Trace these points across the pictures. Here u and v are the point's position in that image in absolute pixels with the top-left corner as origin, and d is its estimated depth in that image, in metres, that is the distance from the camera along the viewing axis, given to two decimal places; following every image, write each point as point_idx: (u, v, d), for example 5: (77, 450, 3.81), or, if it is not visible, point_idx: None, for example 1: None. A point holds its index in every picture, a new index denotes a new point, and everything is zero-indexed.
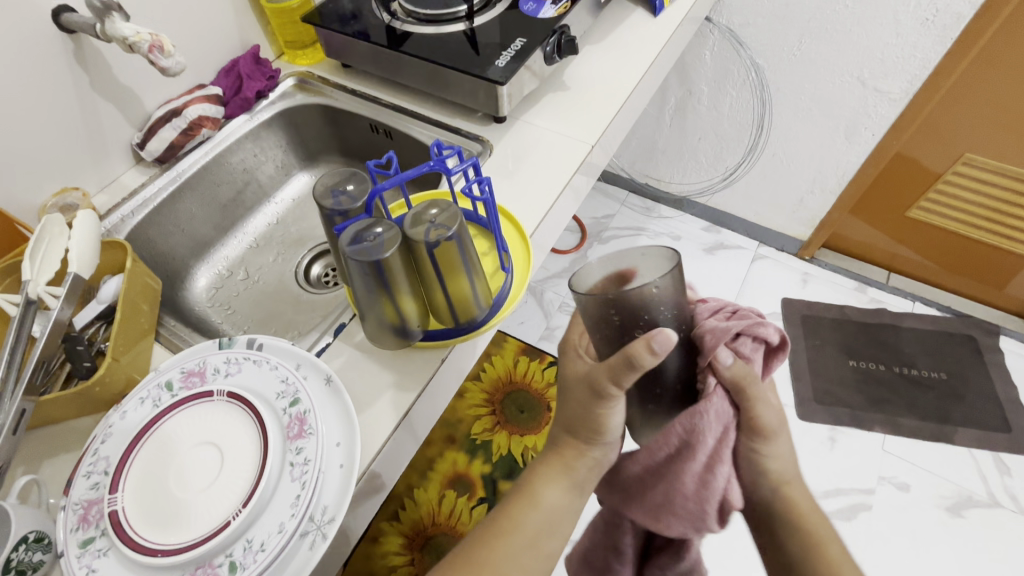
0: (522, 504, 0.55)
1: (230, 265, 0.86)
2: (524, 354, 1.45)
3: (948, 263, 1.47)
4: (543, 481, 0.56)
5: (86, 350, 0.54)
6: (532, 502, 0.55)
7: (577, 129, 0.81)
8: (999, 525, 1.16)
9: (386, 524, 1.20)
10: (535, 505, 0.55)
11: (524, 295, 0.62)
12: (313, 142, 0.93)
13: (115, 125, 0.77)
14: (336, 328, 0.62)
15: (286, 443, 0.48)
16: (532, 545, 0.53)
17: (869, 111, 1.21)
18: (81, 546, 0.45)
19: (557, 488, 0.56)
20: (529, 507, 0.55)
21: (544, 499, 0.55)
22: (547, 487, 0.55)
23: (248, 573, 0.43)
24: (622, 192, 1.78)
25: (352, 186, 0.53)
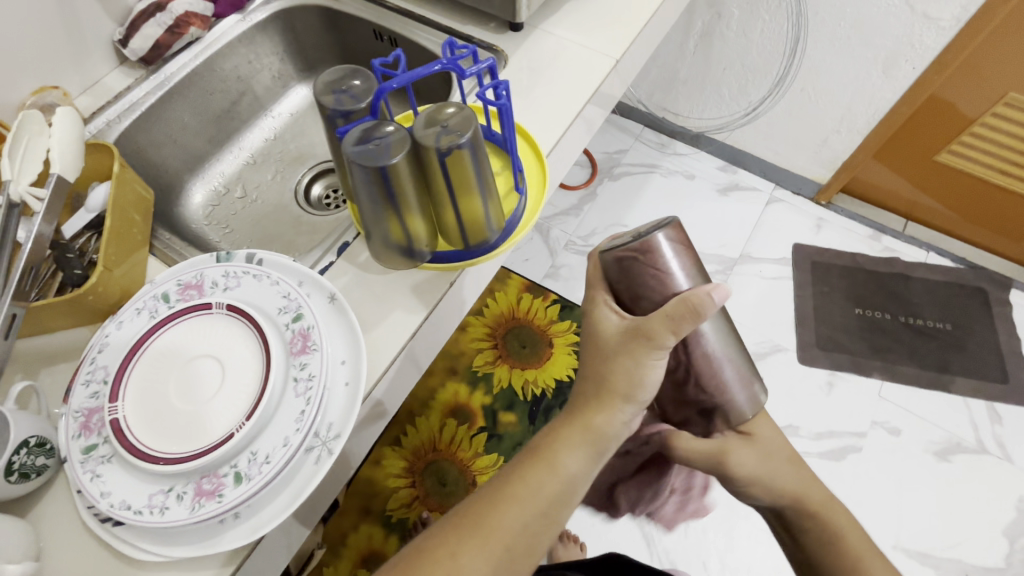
0: (540, 474, 0.48)
1: (226, 181, 0.81)
2: (528, 291, 1.43)
3: (969, 213, 1.42)
4: (562, 446, 0.49)
5: (77, 258, 0.52)
6: (550, 469, 0.48)
7: (600, 42, 0.74)
8: (983, 470, 1.20)
9: (388, 449, 1.24)
10: (554, 475, 0.48)
11: (537, 219, 0.59)
12: (312, 52, 0.85)
13: (94, 18, 0.71)
14: (339, 247, 0.59)
15: (289, 359, 0.47)
16: (546, 515, 0.47)
17: (913, 41, 1.12)
18: (84, 452, 0.44)
19: (580, 454, 0.49)
20: (550, 480, 0.47)
21: (562, 466, 0.48)
22: (567, 452, 0.48)
23: (253, 484, 0.42)
24: (637, 127, 1.69)
25: (356, 83, 0.48)
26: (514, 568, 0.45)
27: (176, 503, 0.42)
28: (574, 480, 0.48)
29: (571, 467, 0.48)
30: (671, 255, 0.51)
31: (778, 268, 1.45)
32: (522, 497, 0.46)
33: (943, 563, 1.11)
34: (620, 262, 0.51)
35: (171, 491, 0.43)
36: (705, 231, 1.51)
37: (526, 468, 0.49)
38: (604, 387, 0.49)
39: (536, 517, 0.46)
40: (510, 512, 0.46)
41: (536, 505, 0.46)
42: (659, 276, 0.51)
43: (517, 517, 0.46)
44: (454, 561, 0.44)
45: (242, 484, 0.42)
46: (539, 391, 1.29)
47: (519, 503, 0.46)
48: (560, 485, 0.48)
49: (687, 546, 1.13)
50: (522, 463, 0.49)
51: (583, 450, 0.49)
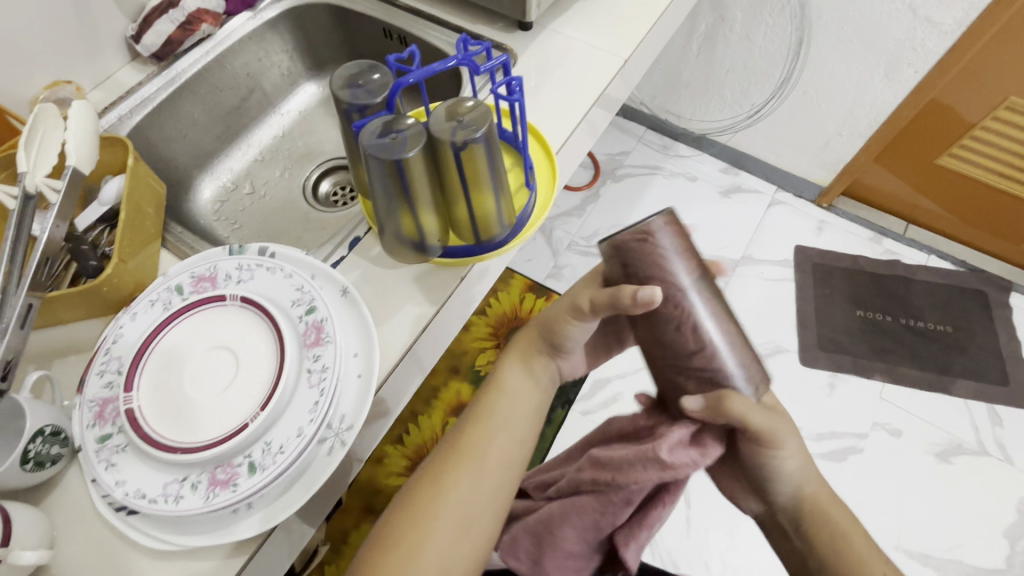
0: (496, 397, 0.59)
1: (235, 177, 0.82)
2: (530, 291, 1.43)
3: (970, 217, 1.43)
4: (506, 378, 0.60)
5: (91, 250, 0.53)
6: (501, 394, 0.59)
7: (608, 42, 0.75)
8: (984, 471, 1.20)
9: (390, 447, 1.24)
10: (504, 394, 0.59)
11: (547, 215, 0.59)
12: (322, 51, 0.86)
13: (107, 15, 0.72)
14: (350, 242, 0.59)
15: (303, 350, 0.47)
16: (509, 432, 0.57)
17: (916, 45, 1.13)
18: (99, 441, 0.44)
19: (518, 371, 0.61)
20: (504, 404, 0.58)
21: (507, 385, 0.60)
22: (509, 381, 0.60)
23: (267, 473, 0.42)
24: (640, 128, 1.70)
25: (372, 78, 0.48)
26: (492, 479, 0.54)
27: (191, 493, 0.42)
28: (519, 397, 0.59)
29: (517, 386, 0.60)
30: (672, 246, 0.48)
31: (780, 270, 1.46)
32: (485, 420, 0.57)
33: (944, 564, 1.12)
34: (616, 252, 0.49)
35: (186, 480, 0.43)
36: (707, 233, 1.52)
37: (482, 396, 0.60)
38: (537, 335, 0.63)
39: (499, 432, 0.56)
40: (477, 432, 0.56)
41: (497, 421, 0.57)
42: (658, 265, 0.48)
43: (482, 435, 0.56)
44: (440, 484, 0.53)
45: (257, 473, 0.43)
46: None
47: (483, 427, 0.56)
48: (510, 401, 0.59)
49: (689, 545, 1.13)
50: (481, 398, 0.60)
51: (520, 371, 0.61)
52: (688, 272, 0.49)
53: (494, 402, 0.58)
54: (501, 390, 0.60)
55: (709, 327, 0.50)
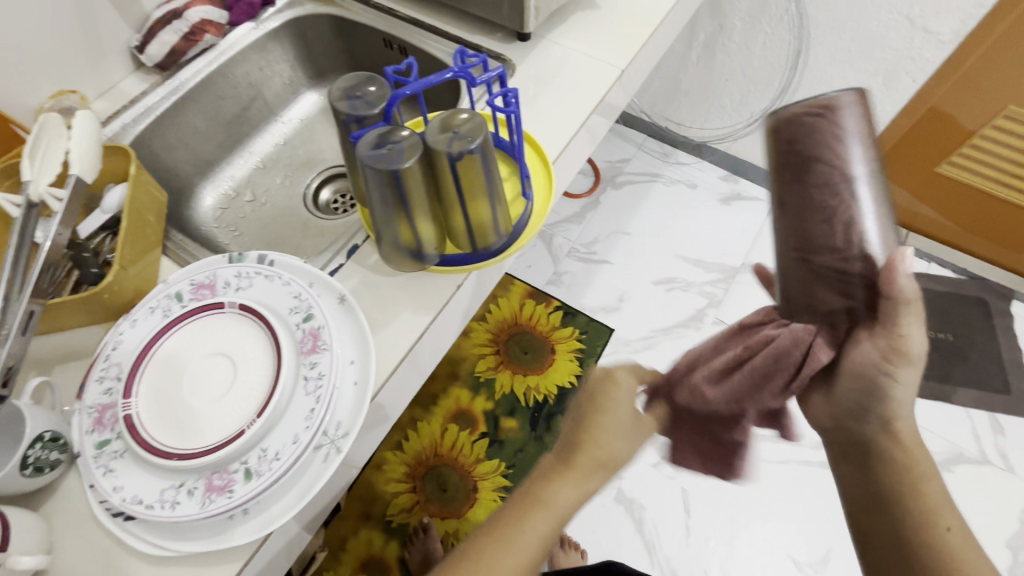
0: (539, 513, 0.51)
1: (236, 185, 0.83)
2: (531, 297, 1.44)
3: (970, 225, 1.42)
4: (552, 485, 0.53)
5: (92, 257, 0.54)
6: (542, 506, 0.52)
7: (606, 53, 0.75)
8: (986, 480, 1.19)
9: (389, 453, 1.24)
10: (548, 510, 0.52)
11: (543, 224, 0.60)
12: (323, 60, 0.87)
13: (112, 25, 0.73)
14: (348, 249, 0.60)
15: (299, 358, 0.48)
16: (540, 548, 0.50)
17: (913, 54, 1.14)
18: (97, 447, 0.45)
19: (569, 489, 0.53)
20: (544, 516, 0.51)
21: (553, 499, 0.53)
22: (558, 489, 0.53)
23: (263, 480, 0.43)
24: (640, 136, 1.71)
25: (370, 89, 0.49)
26: None
27: (187, 498, 0.43)
28: (565, 511, 0.53)
29: (564, 503, 0.53)
30: (853, 126, 0.44)
31: None
32: (516, 532, 0.50)
33: None
34: (784, 122, 0.45)
35: (182, 486, 0.43)
36: (707, 240, 1.52)
37: (522, 508, 0.52)
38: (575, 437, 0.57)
39: (532, 548, 0.49)
40: (506, 547, 0.48)
41: (533, 538, 0.50)
42: (832, 144, 0.44)
43: (512, 556, 0.48)
44: None
45: (252, 480, 0.43)
46: (542, 398, 1.29)
47: (513, 539, 0.49)
48: (553, 518, 0.52)
49: (689, 554, 1.12)
50: (517, 504, 0.53)
51: (570, 488, 0.53)
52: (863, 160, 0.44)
53: (534, 510, 0.52)
54: (542, 500, 0.53)
55: (858, 213, 0.44)
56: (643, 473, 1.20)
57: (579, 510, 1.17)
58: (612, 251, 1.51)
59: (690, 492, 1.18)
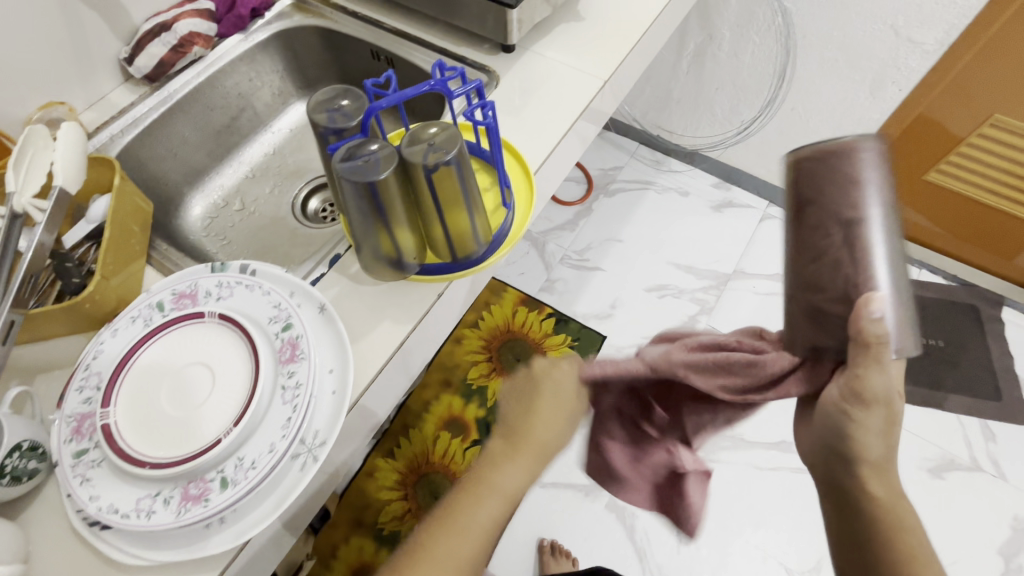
0: (485, 497, 0.53)
1: (225, 194, 0.83)
2: (523, 304, 1.44)
3: (960, 231, 1.42)
4: (495, 469, 0.55)
5: (76, 267, 0.54)
6: (486, 487, 0.54)
7: (590, 64, 0.77)
8: (978, 487, 1.19)
9: (381, 460, 1.24)
10: (495, 496, 0.53)
11: (524, 234, 0.60)
12: (312, 71, 0.88)
13: (102, 38, 0.74)
14: (331, 259, 0.60)
15: (278, 367, 0.48)
16: (482, 529, 0.51)
17: (899, 63, 1.15)
18: (75, 456, 0.45)
19: (513, 475, 0.55)
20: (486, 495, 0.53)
21: (499, 484, 0.54)
22: (500, 472, 0.55)
23: (239, 489, 0.43)
24: (633, 144, 1.72)
25: (347, 102, 0.50)
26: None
27: (163, 508, 0.43)
28: (514, 497, 0.54)
29: (508, 484, 0.54)
30: (870, 170, 0.49)
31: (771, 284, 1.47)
32: (455, 518, 0.51)
33: None
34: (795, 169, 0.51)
35: (158, 495, 0.44)
36: (699, 247, 1.53)
37: (469, 494, 0.53)
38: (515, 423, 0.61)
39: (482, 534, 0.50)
40: (458, 536, 0.49)
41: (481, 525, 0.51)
42: (846, 186, 0.48)
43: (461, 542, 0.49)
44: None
45: (228, 488, 0.43)
46: None
47: (453, 524, 0.50)
48: (501, 503, 0.53)
49: (680, 562, 1.12)
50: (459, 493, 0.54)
51: (514, 473, 0.55)
52: (876, 202, 0.48)
53: (475, 494, 0.53)
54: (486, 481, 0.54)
55: (864, 258, 0.48)
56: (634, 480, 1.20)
57: (570, 518, 1.17)
58: (604, 258, 1.52)
59: None
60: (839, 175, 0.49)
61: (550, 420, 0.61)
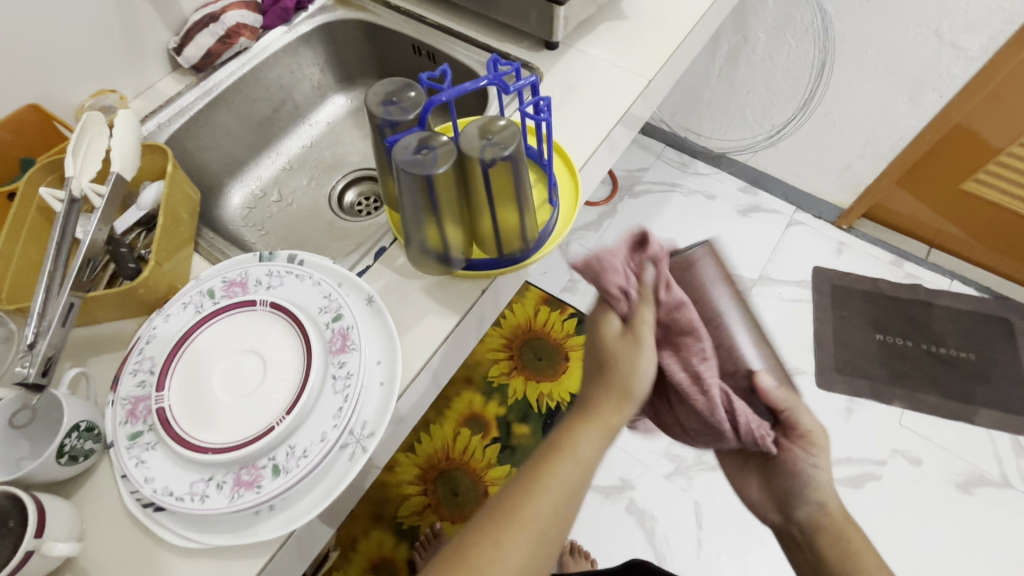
0: (563, 461, 0.52)
1: (263, 185, 0.84)
2: (545, 304, 1.44)
3: (993, 242, 1.40)
4: (575, 437, 0.54)
5: (129, 253, 0.55)
6: (567, 454, 0.53)
7: (633, 62, 0.76)
8: (1008, 504, 1.17)
9: (401, 455, 1.24)
10: (573, 460, 0.52)
11: (569, 232, 0.60)
12: (352, 64, 0.89)
13: (152, 27, 0.75)
14: (376, 252, 0.61)
15: (328, 357, 0.48)
16: (571, 495, 0.50)
17: (941, 69, 1.12)
18: (130, 438, 0.46)
19: (591, 443, 0.54)
20: (566, 462, 0.52)
21: (577, 452, 0.53)
22: (582, 440, 0.54)
23: (291, 477, 0.43)
24: (659, 146, 1.71)
25: (405, 96, 0.50)
26: (549, 551, 0.47)
27: (216, 492, 0.43)
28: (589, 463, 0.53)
29: (588, 455, 0.53)
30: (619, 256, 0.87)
31: (798, 291, 1.45)
32: (546, 482, 0.50)
33: None
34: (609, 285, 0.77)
35: (211, 479, 0.44)
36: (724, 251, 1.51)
37: (546, 457, 0.53)
38: (606, 391, 0.60)
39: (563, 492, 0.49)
40: (548, 492, 0.49)
41: (563, 487, 0.50)
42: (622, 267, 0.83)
43: (545, 500, 0.48)
44: (497, 549, 0.45)
45: (280, 476, 0.44)
46: (555, 404, 1.29)
47: (545, 490, 0.49)
48: (578, 472, 0.52)
49: (699, 568, 1.11)
50: (541, 454, 0.53)
51: (594, 438, 0.55)
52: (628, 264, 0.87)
53: (558, 468, 0.51)
54: (569, 450, 0.53)
55: None
56: (654, 484, 1.19)
57: (590, 520, 1.16)
58: None
59: (703, 505, 1.16)
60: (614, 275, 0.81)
61: (628, 357, 0.65)
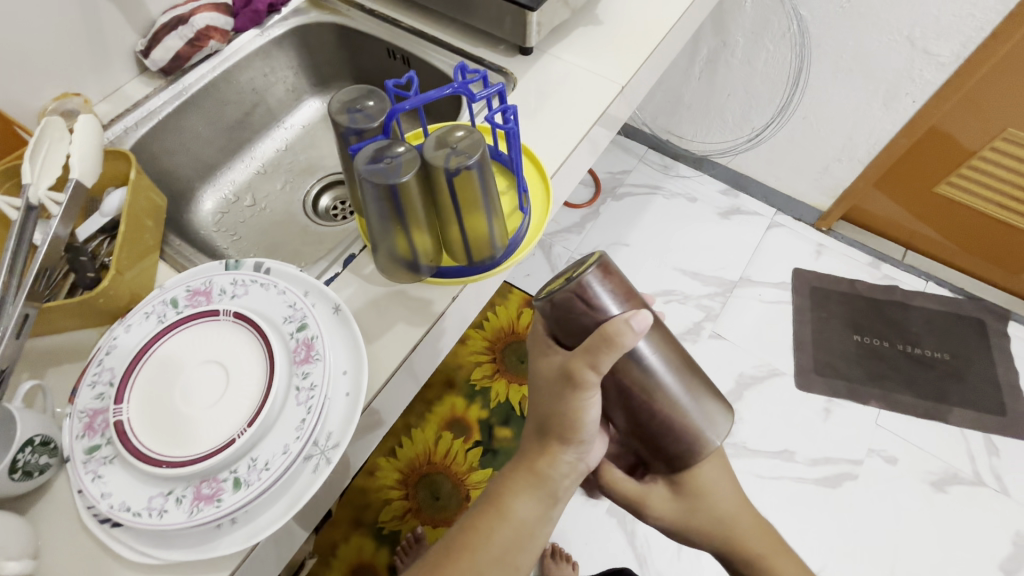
0: (498, 523, 0.53)
1: (236, 190, 0.83)
2: (528, 306, 1.44)
3: (967, 244, 1.43)
4: (511, 495, 0.54)
5: (89, 262, 0.53)
6: (501, 515, 0.53)
7: (607, 68, 0.76)
8: (980, 502, 1.19)
9: (383, 459, 1.24)
10: (509, 522, 0.53)
11: (540, 239, 0.60)
12: (327, 67, 0.88)
13: (118, 30, 0.74)
14: (345, 259, 0.60)
15: (292, 368, 0.48)
16: (504, 558, 0.52)
17: (913, 74, 1.14)
18: (87, 452, 0.45)
19: (529, 502, 0.53)
20: (500, 525, 0.53)
21: (514, 513, 0.53)
22: (517, 499, 0.53)
23: (252, 490, 0.43)
24: (642, 148, 1.72)
25: (370, 103, 0.50)
26: None
27: (175, 507, 0.43)
28: (528, 526, 0.53)
29: (523, 514, 0.53)
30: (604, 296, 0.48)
31: (777, 293, 1.46)
32: (480, 546, 0.52)
33: None
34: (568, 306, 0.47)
35: (170, 494, 0.43)
36: (705, 253, 1.52)
37: (484, 512, 0.54)
38: (548, 434, 0.53)
39: (508, 565, 0.52)
40: (486, 552, 0.51)
41: (500, 547, 0.52)
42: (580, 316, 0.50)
43: (489, 554, 0.52)
44: None
45: (241, 489, 0.43)
46: None
47: (479, 551, 0.52)
48: (514, 530, 0.53)
49: (680, 569, 1.12)
50: (480, 510, 0.54)
51: (531, 501, 0.54)
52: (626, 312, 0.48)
53: (499, 530, 0.53)
54: (506, 511, 0.53)
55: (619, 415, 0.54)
56: None
57: (572, 523, 1.16)
58: None
59: None
60: (609, 346, 0.45)
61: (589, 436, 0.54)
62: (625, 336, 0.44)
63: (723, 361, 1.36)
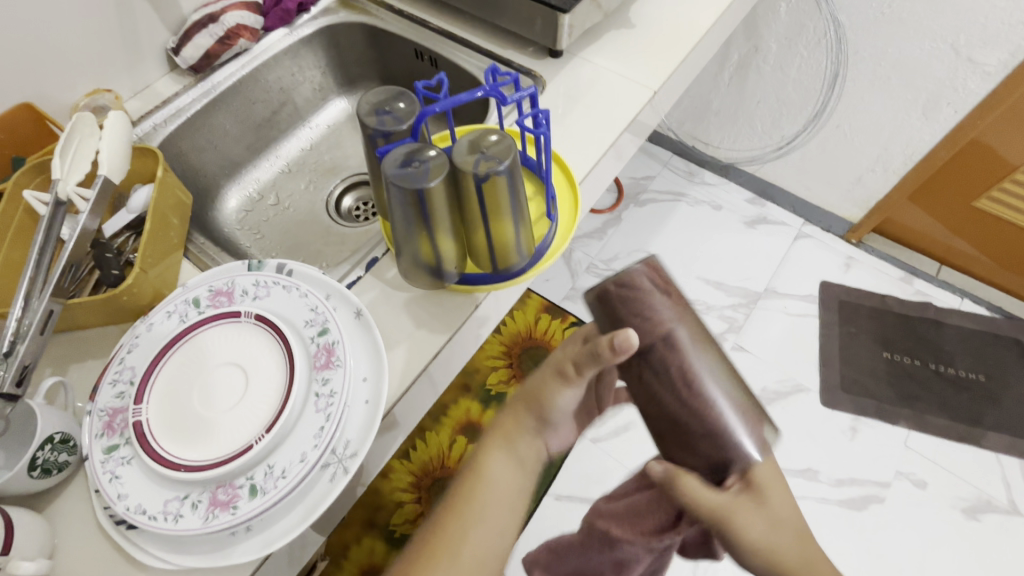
0: (474, 487, 0.47)
1: (261, 188, 0.83)
2: (546, 311, 1.42)
3: (1006, 261, 1.37)
4: (484, 455, 0.48)
5: (115, 258, 0.53)
6: (476, 476, 0.47)
7: (639, 72, 0.74)
8: (1014, 532, 1.13)
9: (396, 462, 1.23)
10: (484, 483, 0.47)
11: (566, 248, 0.58)
12: (354, 67, 0.87)
13: (150, 27, 0.74)
14: (368, 262, 0.59)
15: (312, 373, 0.47)
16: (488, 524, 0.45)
17: (956, 84, 1.10)
18: (105, 452, 0.44)
19: (502, 459, 0.48)
20: (479, 489, 0.46)
21: (490, 473, 0.47)
22: (490, 458, 0.48)
23: (268, 498, 0.42)
24: (666, 154, 1.69)
25: (400, 105, 0.49)
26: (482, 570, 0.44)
27: (191, 512, 0.42)
28: (506, 486, 0.47)
29: (497, 473, 0.47)
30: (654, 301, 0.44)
31: (804, 306, 1.42)
32: (462, 513, 0.46)
33: None
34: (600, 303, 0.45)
35: (186, 498, 0.42)
36: (730, 263, 1.49)
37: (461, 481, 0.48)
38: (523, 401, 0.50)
39: (489, 528, 0.45)
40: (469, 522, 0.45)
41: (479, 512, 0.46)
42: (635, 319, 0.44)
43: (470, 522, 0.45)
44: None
45: (257, 497, 0.42)
46: None
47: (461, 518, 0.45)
48: (491, 491, 0.47)
49: None
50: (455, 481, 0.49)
51: (505, 460, 0.48)
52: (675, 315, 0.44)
53: (474, 497, 0.46)
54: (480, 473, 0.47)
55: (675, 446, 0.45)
56: None
57: None
58: None
59: None
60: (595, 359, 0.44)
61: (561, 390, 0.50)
62: (603, 348, 0.42)
63: (745, 374, 1.33)
